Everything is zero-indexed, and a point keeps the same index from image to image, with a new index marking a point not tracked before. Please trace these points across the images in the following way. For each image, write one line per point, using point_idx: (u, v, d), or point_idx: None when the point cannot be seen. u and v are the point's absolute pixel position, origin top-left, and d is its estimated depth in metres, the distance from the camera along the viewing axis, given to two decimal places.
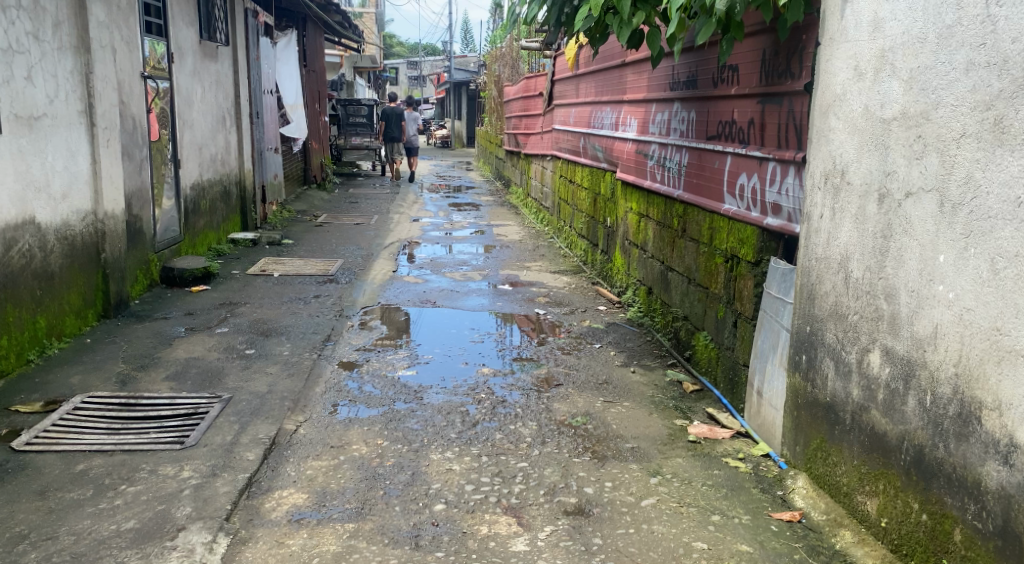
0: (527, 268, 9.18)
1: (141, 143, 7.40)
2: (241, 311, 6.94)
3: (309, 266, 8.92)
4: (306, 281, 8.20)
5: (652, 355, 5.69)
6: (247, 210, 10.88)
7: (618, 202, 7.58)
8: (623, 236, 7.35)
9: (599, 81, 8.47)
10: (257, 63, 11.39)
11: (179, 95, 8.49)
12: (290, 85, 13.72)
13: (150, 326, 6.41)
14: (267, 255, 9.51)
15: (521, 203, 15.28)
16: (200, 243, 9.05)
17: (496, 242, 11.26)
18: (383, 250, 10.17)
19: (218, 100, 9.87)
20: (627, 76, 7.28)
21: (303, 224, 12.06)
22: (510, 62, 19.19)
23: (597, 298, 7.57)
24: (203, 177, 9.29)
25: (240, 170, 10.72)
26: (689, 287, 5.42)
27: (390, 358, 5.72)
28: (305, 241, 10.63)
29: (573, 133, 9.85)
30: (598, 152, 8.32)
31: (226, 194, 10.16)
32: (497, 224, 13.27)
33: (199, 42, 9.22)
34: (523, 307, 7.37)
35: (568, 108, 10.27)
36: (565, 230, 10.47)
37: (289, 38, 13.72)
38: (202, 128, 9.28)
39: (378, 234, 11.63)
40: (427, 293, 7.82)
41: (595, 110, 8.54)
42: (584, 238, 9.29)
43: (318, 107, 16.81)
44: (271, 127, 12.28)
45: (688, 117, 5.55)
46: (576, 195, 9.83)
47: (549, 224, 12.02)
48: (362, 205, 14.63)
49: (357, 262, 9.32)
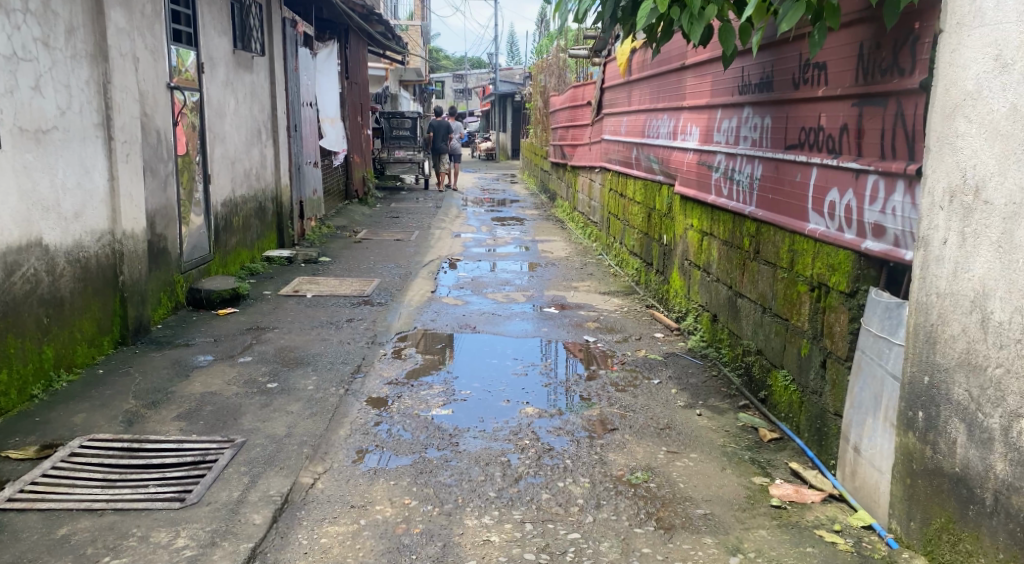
0: (575, 289, 8.56)
1: (168, 158, 6.95)
2: (268, 338, 6.44)
3: (345, 286, 8.43)
4: (340, 303, 7.70)
5: (719, 394, 5.08)
6: (283, 227, 10.45)
7: (676, 219, 6.96)
8: (682, 256, 6.73)
9: (654, 88, 7.87)
10: (295, 74, 10.99)
11: (210, 107, 8.06)
12: (330, 97, 13.31)
13: (170, 354, 5.92)
14: (302, 274, 9.05)
15: (568, 217, 14.67)
16: (232, 262, 8.63)
17: (542, 259, 10.68)
18: (423, 268, 9.65)
19: (254, 112, 9.47)
20: (688, 81, 6.67)
21: (342, 241, 11.61)
22: (557, 72, 18.60)
23: (653, 323, 6.94)
24: (237, 193, 8.87)
25: (277, 184, 10.30)
26: (765, 318, 4.81)
27: (425, 395, 5.14)
28: (343, 259, 10.16)
29: (625, 144, 9.24)
30: (653, 164, 7.71)
31: (261, 210, 9.74)
32: (543, 239, 12.69)
33: (234, 51, 8.82)
34: (572, 334, 6.74)
35: (619, 118, 9.67)
36: (615, 247, 9.84)
37: (330, 48, 13.30)
38: (236, 141, 8.87)
39: (418, 250, 11.12)
40: (468, 317, 7.25)
41: (650, 119, 7.93)
42: (637, 256, 8.66)
43: (361, 119, 16.40)
44: (310, 140, 11.87)
45: (761, 123, 4.95)
46: (628, 210, 9.19)
47: (597, 240, 11.39)
48: (404, 220, 14.15)
49: (395, 282, 8.80)
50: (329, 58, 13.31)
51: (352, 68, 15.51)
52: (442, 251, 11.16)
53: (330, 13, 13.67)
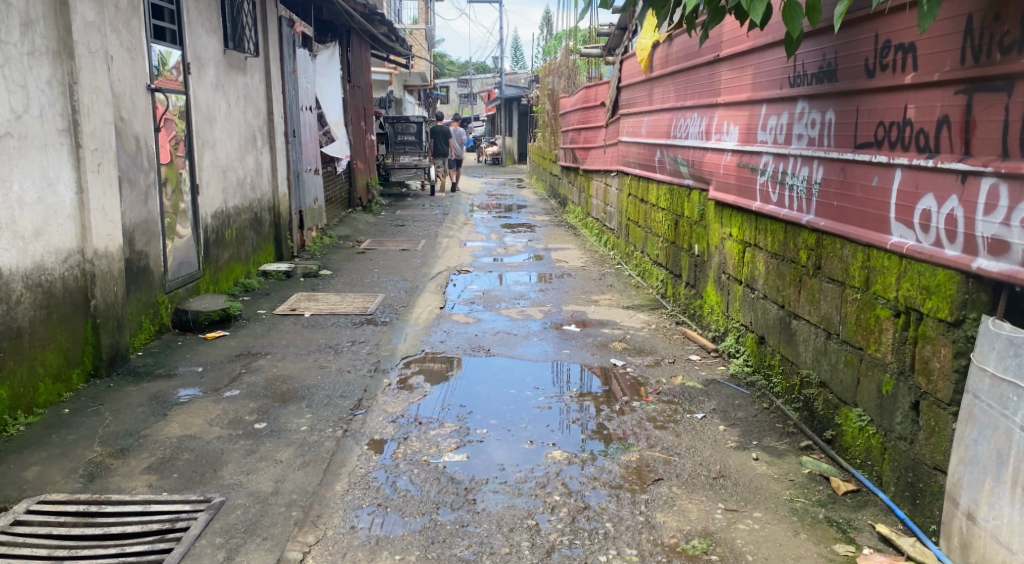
0: (595, 303, 7.88)
1: (149, 167, 6.29)
2: (259, 366, 5.78)
3: (347, 303, 7.78)
4: (340, 323, 7.04)
5: (775, 434, 4.40)
6: (281, 239, 9.80)
7: (711, 227, 6.28)
8: (719, 269, 6.06)
9: (682, 85, 7.19)
10: (293, 76, 10.35)
11: (198, 111, 7.41)
12: (331, 101, 12.67)
13: (148, 387, 5.26)
14: (300, 290, 8.40)
15: (581, 223, 14.00)
16: (225, 279, 7.98)
17: (556, 269, 10.00)
18: (431, 281, 8.99)
19: (248, 117, 8.82)
20: (722, 74, 5.99)
21: (345, 252, 10.95)
22: (566, 72, 17.91)
23: (687, 343, 6.26)
24: (230, 204, 8.23)
25: (273, 194, 9.65)
26: (831, 346, 4.15)
27: (435, 436, 4.47)
28: (345, 272, 9.50)
29: (646, 145, 8.56)
30: (681, 167, 7.02)
31: (257, 221, 9.10)
32: (556, 247, 12.03)
33: (225, 52, 8.17)
34: (598, 357, 6.06)
35: (639, 117, 9.00)
36: (636, 256, 9.16)
37: (331, 50, 12.65)
38: (229, 148, 8.23)
39: (425, 261, 10.47)
40: (481, 338, 6.58)
41: (677, 118, 7.26)
42: (662, 266, 7.98)
43: (364, 123, 15.74)
44: (309, 146, 11.22)
45: (820, 119, 4.28)
46: (650, 216, 8.51)
47: (615, 248, 10.72)
48: (410, 228, 13.49)
49: (401, 297, 8.14)
50: (330, 60, 12.66)
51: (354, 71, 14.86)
52: (451, 262, 10.49)
53: (330, 13, 13.03)
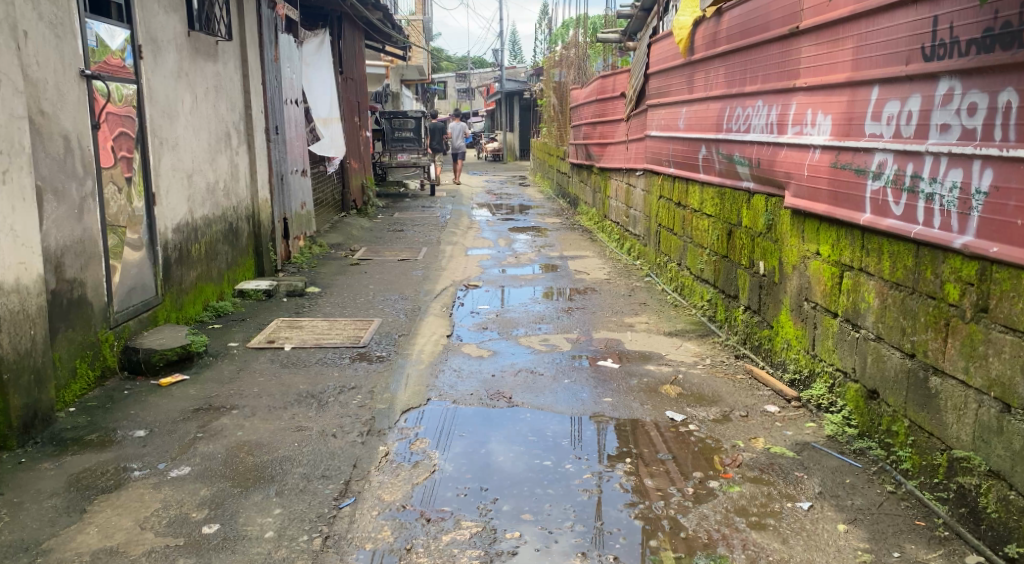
0: (631, 329, 6.65)
1: (84, 175, 5.09)
2: (219, 428, 4.54)
3: (337, 331, 6.56)
4: (327, 360, 5.82)
5: (923, 541, 3.22)
6: (263, 251, 8.54)
7: (786, 242, 5.04)
8: (799, 295, 4.82)
9: (740, 67, 5.96)
10: (276, 65, 9.10)
11: (154, 104, 6.17)
12: (320, 95, 11.43)
13: (72, 464, 4.04)
14: (282, 314, 7.17)
15: (597, 228, 12.77)
16: (192, 303, 6.75)
17: (578, 284, 8.78)
18: (434, 300, 7.78)
19: (221, 112, 7.59)
20: (805, 51, 4.75)
21: (338, 263, 9.71)
22: (576, 62, 16.62)
23: (757, 388, 5.02)
24: (198, 215, 6.97)
25: (254, 200, 8.39)
26: (1011, 424, 3.02)
27: (450, 545, 3.33)
28: (336, 289, 8.27)
29: (686, 141, 7.34)
30: (741, 167, 5.79)
31: (234, 233, 7.86)
32: (573, 255, 10.81)
33: (191, 35, 6.94)
34: (648, 409, 4.83)
35: (676, 109, 7.76)
36: (672, 268, 7.96)
37: (320, 39, 11.43)
38: (197, 149, 6.98)
39: (427, 274, 9.25)
40: (499, 380, 5.36)
41: (733, 109, 6.02)
42: (708, 283, 6.79)
43: (358, 119, 14.48)
44: (296, 146, 9.97)
45: (985, 104, 3.15)
46: (692, 224, 7.29)
47: (642, 258, 9.49)
48: (409, 234, 12.25)
49: (400, 322, 6.92)
50: (318, 50, 11.43)
51: (347, 62, 13.61)
52: (456, 275, 9.27)
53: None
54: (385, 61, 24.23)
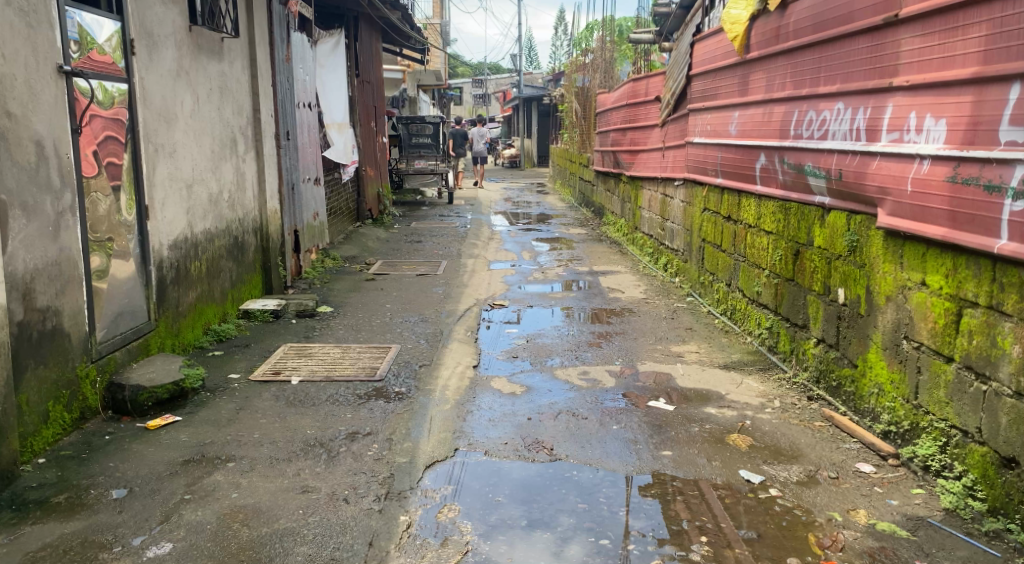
0: (681, 362, 5.91)
1: (62, 187, 4.44)
2: (212, 487, 3.85)
3: (350, 361, 5.85)
4: (338, 396, 5.12)
5: None
6: (271, 267, 7.83)
7: (878, 269, 4.30)
8: (897, 331, 4.07)
9: (814, 65, 5.22)
10: (288, 66, 8.42)
11: (148, 106, 5.49)
12: (334, 98, 10.76)
13: (28, 538, 3.39)
14: (291, 339, 6.48)
15: (626, 240, 12.03)
16: (191, 328, 6.05)
17: (613, 304, 8.06)
18: (458, 323, 7.07)
19: (227, 116, 6.88)
20: (905, 44, 4.02)
21: (352, 279, 9.02)
22: (602, 66, 15.93)
23: (843, 441, 4.27)
24: (199, 229, 6.25)
25: (263, 212, 7.68)
26: None
27: None
28: (350, 309, 7.57)
29: (741, 149, 6.62)
30: (811, 177, 5.19)
31: (240, 247, 7.15)
32: (603, 269, 10.10)
33: (193, 30, 6.24)
34: (717, 467, 4.09)
35: (728, 113, 7.04)
36: (721, 289, 7.26)
37: (335, 40, 10.78)
38: (199, 156, 6.26)
39: (448, 291, 8.56)
40: (537, 425, 4.64)
41: (805, 112, 5.28)
42: (768, 308, 6.08)
43: (374, 125, 13.81)
44: (309, 153, 9.28)
45: None
46: (749, 241, 6.54)
47: (682, 275, 8.77)
48: (427, 246, 11.55)
49: (421, 349, 6.20)
50: (333, 51, 10.78)
51: (364, 64, 12.95)
52: (480, 292, 8.56)
53: None
54: (402, 66, 23.60)
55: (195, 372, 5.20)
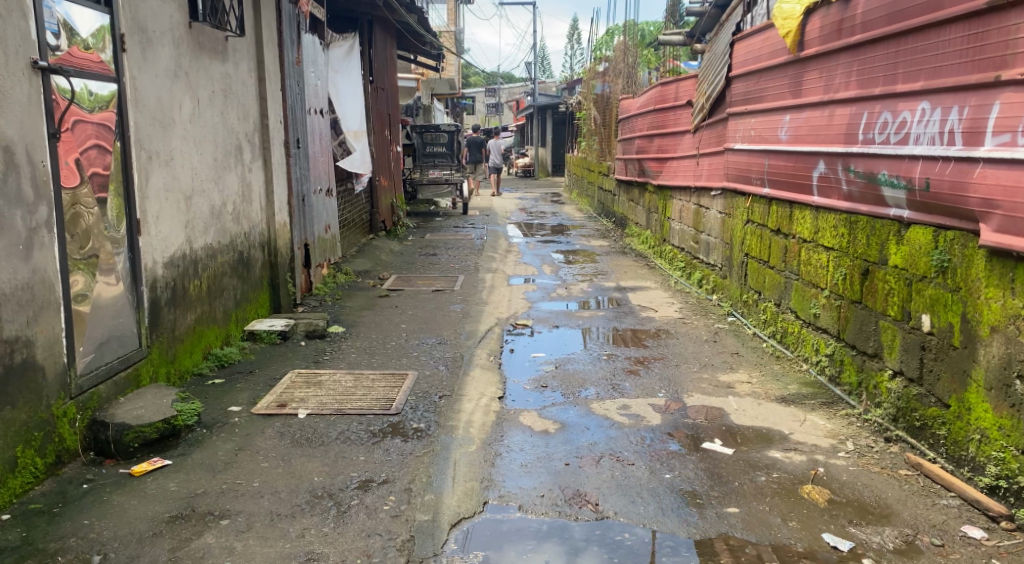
0: (733, 396, 5.30)
1: (36, 200, 3.90)
2: (201, 554, 3.31)
3: (364, 391, 5.25)
4: (350, 433, 4.52)
5: None
6: (279, 283, 7.26)
7: (978, 293, 3.76)
8: (1006, 369, 3.56)
9: (891, 60, 4.64)
10: (299, 69, 7.86)
11: (143, 109, 4.87)
12: (348, 104, 10.21)
13: None
14: (299, 364, 5.90)
15: (654, 253, 11.40)
16: (190, 353, 5.48)
17: (648, 325, 7.45)
18: (480, 345, 6.47)
19: (232, 121, 6.27)
20: (1019, 31, 3.62)
21: (366, 295, 8.45)
22: (624, 72, 15.31)
23: (939, 496, 3.72)
24: (199, 244, 5.66)
25: (270, 224, 7.10)
26: None
27: None
28: (364, 329, 6.97)
29: (794, 156, 6.02)
30: (885, 186, 4.59)
31: (245, 263, 6.57)
32: (632, 285, 9.48)
33: (194, 27, 5.60)
34: (794, 529, 3.49)
35: (780, 117, 6.42)
36: (771, 309, 6.65)
37: (349, 43, 10.24)
38: (200, 165, 5.65)
39: (468, 308, 7.96)
40: (578, 471, 4.04)
41: (880, 114, 4.69)
42: (831, 333, 5.47)
43: (389, 133, 13.27)
44: (321, 162, 8.72)
45: None
46: (805, 258, 5.94)
47: (720, 293, 8.15)
48: (445, 259, 10.97)
49: (441, 376, 5.59)
50: (348, 55, 10.25)
51: (379, 70, 12.41)
52: (502, 309, 7.96)
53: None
54: (417, 75, 23.10)
55: (185, 408, 4.54)
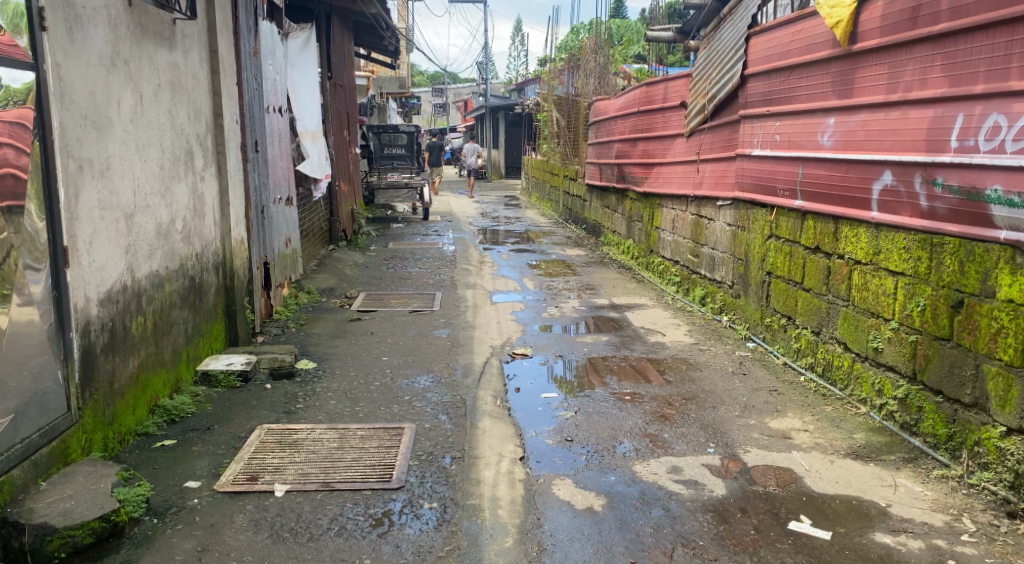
0: (797, 450, 4.47)
1: None
2: None
3: (353, 456, 4.27)
4: (350, 525, 3.57)
5: None
6: (237, 311, 6.17)
7: None
8: None
9: (997, 52, 3.97)
10: (255, 61, 6.79)
11: (71, 105, 3.82)
12: (306, 103, 9.14)
13: None
14: (268, 416, 4.88)
15: (639, 264, 10.57)
16: (133, 409, 4.43)
17: (662, 352, 6.59)
18: (480, 385, 5.51)
19: (181, 121, 5.20)
20: None
21: (335, 319, 7.41)
22: (595, 71, 14.48)
23: None
24: (142, 273, 4.59)
25: (225, 242, 6.03)
26: None
27: None
28: (339, 365, 5.97)
29: (846, 164, 5.21)
30: (997, 206, 3.94)
31: (197, 290, 5.50)
32: (627, 303, 8.62)
33: (134, 5, 4.54)
34: None
35: (819, 120, 5.61)
36: (809, 338, 5.83)
37: (305, 34, 9.16)
38: (143, 174, 4.58)
39: (454, 334, 6.99)
40: None
41: (984, 117, 4.02)
42: (901, 372, 4.68)
43: (347, 134, 12.18)
44: (280, 167, 7.66)
45: None
46: (859, 282, 5.15)
47: (733, 313, 7.33)
48: (415, 273, 9.97)
49: (444, 431, 4.63)
50: (304, 48, 9.18)
51: (336, 65, 11.33)
52: (493, 335, 7.02)
53: None
54: (367, 72, 21.85)
55: (128, 496, 3.56)
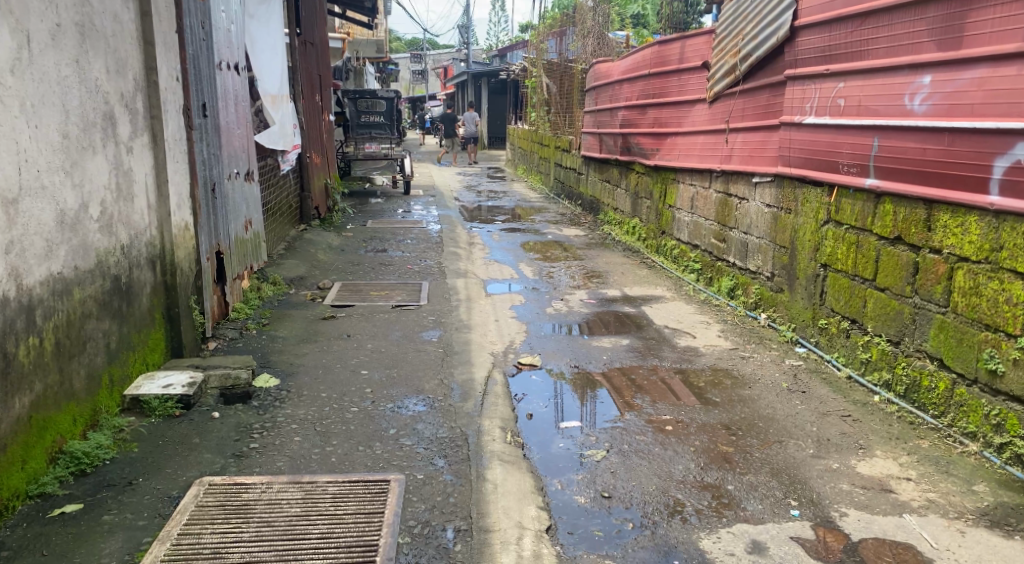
0: (909, 512, 3.42)
1: None
2: None
3: (320, 530, 3.17)
4: None
5: None
6: (181, 315, 4.98)
7: None
8: None
9: None
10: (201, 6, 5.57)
11: None
12: (268, 62, 7.86)
13: None
14: (209, 461, 3.74)
15: (648, 247, 9.46)
16: (21, 464, 3.29)
17: (698, 360, 5.48)
18: (483, 411, 4.39)
19: (97, 76, 4.01)
20: None
21: (304, 318, 6.24)
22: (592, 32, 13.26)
23: None
24: (35, 280, 3.42)
25: (164, 230, 4.83)
26: None
27: None
28: (307, 382, 4.82)
29: (955, 135, 4.13)
30: None
31: (125, 294, 4.31)
32: (642, 293, 7.51)
33: None
34: None
35: (906, 79, 4.49)
36: (882, 347, 4.72)
37: None
38: (31, 145, 3.41)
39: (446, 335, 5.86)
40: None
41: None
42: None
43: (319, 100, 10.90)
44: (236, 136, 6.42)
45: None
46: (966, 284, 4.06)
47: (773, 309, 6.23)
48: (398, 257, 8.80)
49: (444, 485, 3.53)
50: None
51: (306, 21, 10.01)
52: (492, 337, 5.90)
53: None
54: (342, 34, 20.26)
55: None
